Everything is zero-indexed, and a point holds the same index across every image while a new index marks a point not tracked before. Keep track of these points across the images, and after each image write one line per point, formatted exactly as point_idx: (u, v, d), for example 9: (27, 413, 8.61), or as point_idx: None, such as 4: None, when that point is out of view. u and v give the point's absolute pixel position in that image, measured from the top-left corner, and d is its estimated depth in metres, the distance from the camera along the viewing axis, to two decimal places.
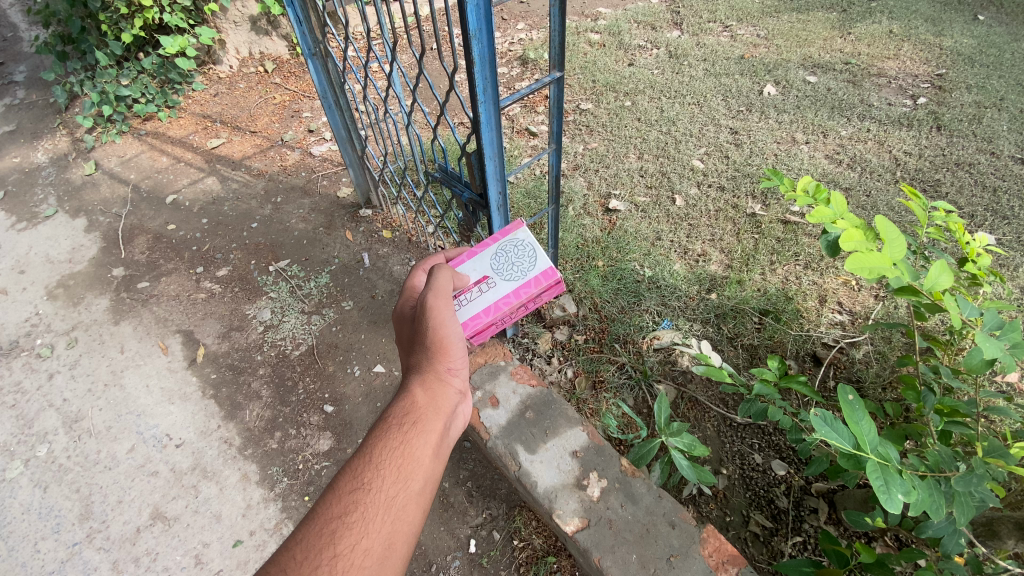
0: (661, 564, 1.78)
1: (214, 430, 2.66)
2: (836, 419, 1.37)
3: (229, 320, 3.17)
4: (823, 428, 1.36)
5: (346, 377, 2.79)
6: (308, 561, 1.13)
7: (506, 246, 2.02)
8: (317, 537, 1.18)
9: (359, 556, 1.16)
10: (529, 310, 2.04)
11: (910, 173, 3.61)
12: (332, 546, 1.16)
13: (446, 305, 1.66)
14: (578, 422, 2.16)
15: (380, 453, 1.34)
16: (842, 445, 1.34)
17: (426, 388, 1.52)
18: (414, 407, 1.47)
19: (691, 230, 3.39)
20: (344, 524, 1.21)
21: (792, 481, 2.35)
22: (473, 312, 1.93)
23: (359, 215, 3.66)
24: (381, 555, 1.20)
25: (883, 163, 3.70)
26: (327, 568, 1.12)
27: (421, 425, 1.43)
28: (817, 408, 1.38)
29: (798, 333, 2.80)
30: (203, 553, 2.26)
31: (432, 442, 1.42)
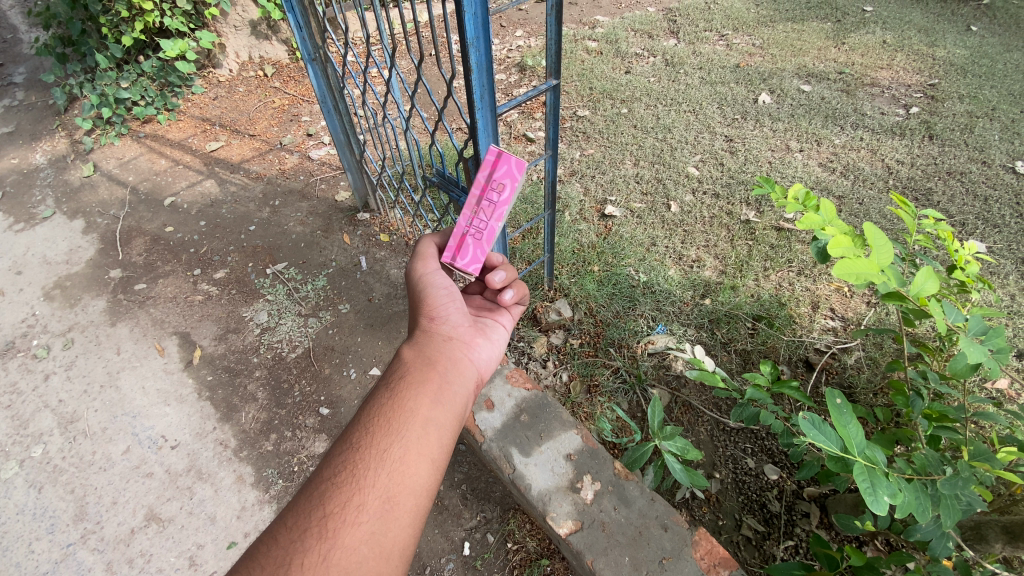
0: (653, 566, 1.80)
1: (210, 431, 2.67)
2: (823, 423, 1.40)
3: (226, 322, 3.18)
4: (811, 431, 1.40)
5: (342, 380, 2.80)
6: (299, 523, 1.17)
7: None
8: (309, 500, 1.21)
9: (352, 512, 1.18)
10: (502, 205, 1.73)
11: (902, 182, 3.66)
12: (323, 507, 1.19)
13: (422, 265, 1.81)
14: (573, 425, 2.18)
15: (366, 413, 1.37)
16: (829, 447, 1.37)
17: (412, 346, 1.57)
18: (402, 364, 1.50)
19: (685, 236, 3.43)
20: (333, 484, 1.22)
21: (784, 485, 2.37)
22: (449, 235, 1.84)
23: (357, 218, 3.69)
24: (375, 509, 1.20)
25: (876, 171, 3.76)
26: (318, 528, 1.15)
27: (407, 377, 1.45)
28: (805, 412, 1.42)
29: (790, 338, 2.83)
30: (197, 554, 2.26)
31: (421, 390, 1.41)
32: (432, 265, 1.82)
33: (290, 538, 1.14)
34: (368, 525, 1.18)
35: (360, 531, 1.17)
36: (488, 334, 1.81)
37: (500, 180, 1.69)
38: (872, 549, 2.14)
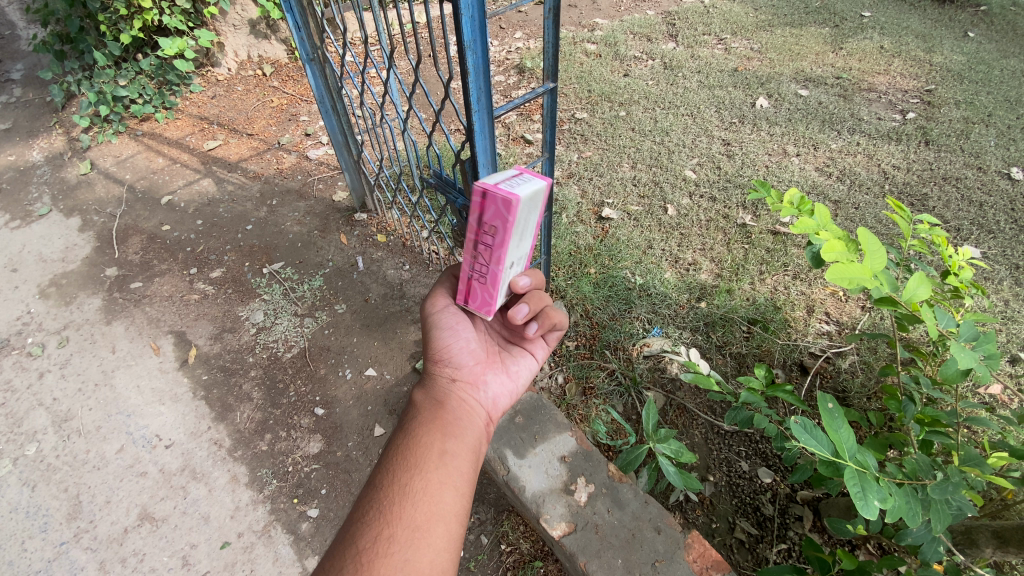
0: (645, 569, 1.80)
1: (205, 431, 2.66)
2: (815, 427, 1.40)
3: (222, 321, 3.17)
4: (803, 436, 1.40)
5: (337, 380, 2.80)
6: (333, 566, 1.17)
7: None
8: (339, 542, 1.22)
9: (383, 545, 1.19)
10: (495, 246, 1.47)
11: (898, 187, 3.69)
12: (354, 546, 1.20)
13: (433, 305, 1.82)
14: (567, 427, 2.19)
15: (384, 454, 1.41)
16: (820, 451, 1.37)
17: (422, 386, 1.63)
18: (414, 405, 1.57)
19: (682, 239, 3.44)
20: (362, 523, 1.24)
21: (777, 489, 2.38)
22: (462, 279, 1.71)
23: (355, 218, 3.69)
24: (405, 539, 1.21)
25: (872, 176, 3.78)
26: (352, 566, 1.15)
27: (421, 416, 1.51)
28: (797, 416, 1.41)
29: (785, 342, 2.85)
30: (191, 554, 2.26)
31: (433, 425, 1.47)
32: (442, 302, 1.82)
33: None
34: (401, 555, 1.18)
35: (394, 561, 1.17)
36: (506, 366, 1.82)
37: (490, 223, 1.42)
38: (864, 553, 2.15)
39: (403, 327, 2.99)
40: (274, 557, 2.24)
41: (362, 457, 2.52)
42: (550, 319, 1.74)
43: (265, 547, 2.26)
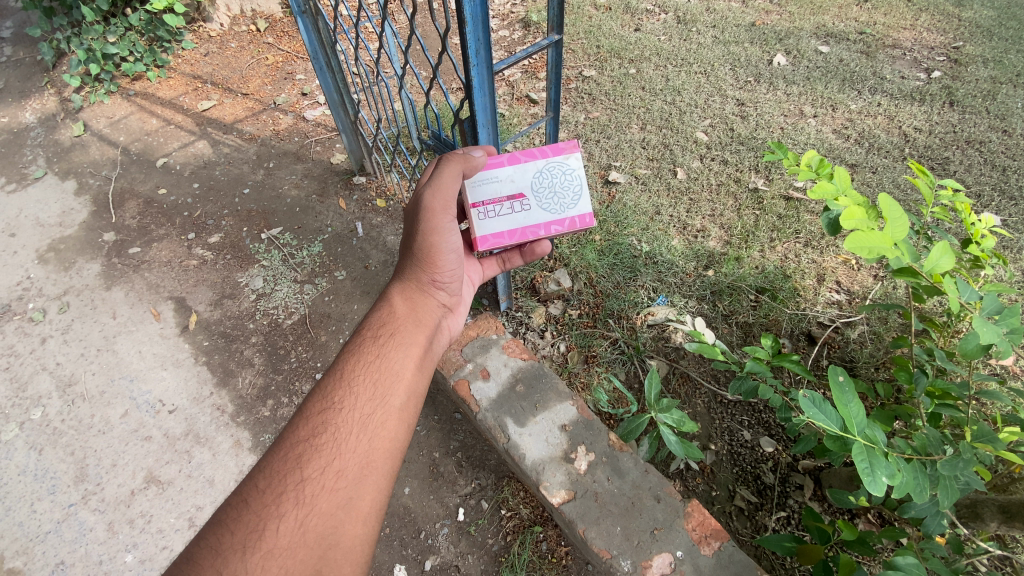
0: (644, 536, 1.80)
1: (207, 396, 2.67)
2: (825, 401, 1.36)
3: (222, 288, 3.14)
4: (811, 410, 1.35)
5: (338, 347, 2.78)
6: (277, 483, 1.30)
7: (553, 170, 1.91)
8: (287, 460, 1.34)
9: (331, 475, 1.33)
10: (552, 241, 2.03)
11: (919, 150, 3.52)
12: (302, 470, 1.32)
13: (439, 217, 1.75)
14: (568, 396, 2.16)
15: (351, 372, 1.53)
16: (829, 427, 1.34)
17: (403, 303, 1.75)
18: (390, 321, 1.69)
19: (691, 205, 3.33)
20: (313, 446, 1.37)
21: (779, 458, 2.38)
22: (497, 230, 1.90)
23: (353, 181, 3.59)
24: (352, 470, 1.36)
25: (892, 139, 3.60)
26: (295, 491, 1.29)
27: (396, 339, 1.64)
28: (805, 390, 1.37)
29: (794, 311, 2.78)
30: (196, 516, 2.28)
31: (404, 356, 1.61)
32: (444, 220, 1.76)
33: (268, 497, 1.27)
34: (347, 489, 1.33)
35: (339, 495, 1.32)
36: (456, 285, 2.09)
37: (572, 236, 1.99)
38: (863, 521, 2.15)
39: None
40: None
41: None
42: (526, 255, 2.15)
43: None
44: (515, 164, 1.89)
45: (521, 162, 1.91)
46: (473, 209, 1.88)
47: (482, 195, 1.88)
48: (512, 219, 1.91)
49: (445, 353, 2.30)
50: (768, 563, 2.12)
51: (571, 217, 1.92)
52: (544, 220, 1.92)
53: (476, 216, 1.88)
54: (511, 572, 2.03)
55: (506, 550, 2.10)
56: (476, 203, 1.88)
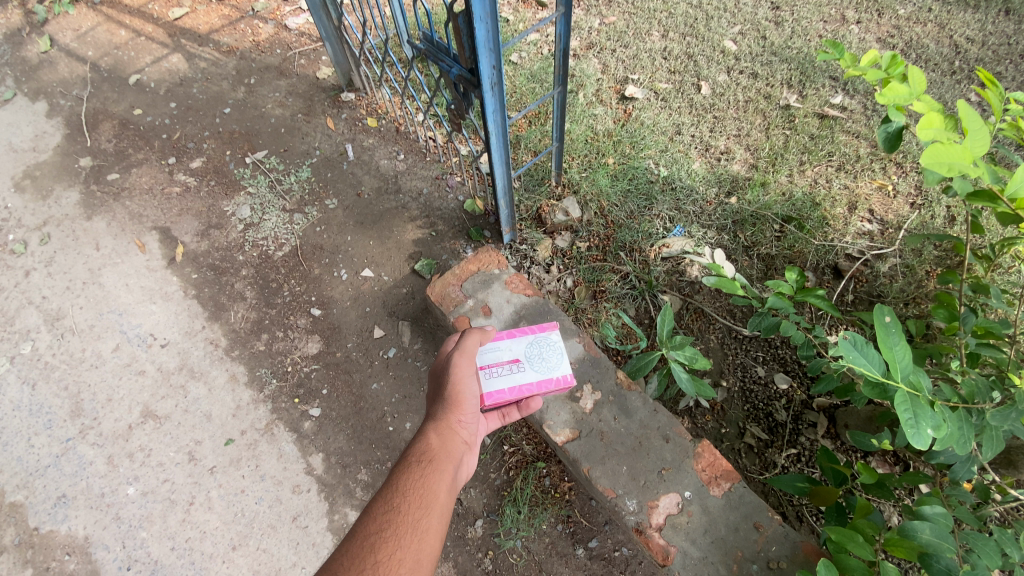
0: (651, 476, 1.73)
1: (200, 330, 2.57)
2: (867, 344, 1.19)
3: (207, 217, 2.95)
4: (850, 353, 1.19)
5: (332, 281, 2.60)
6: (354, 564, 1.08)
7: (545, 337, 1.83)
8: (355, 551, 1.11)
9: (395, 565, 1.10)
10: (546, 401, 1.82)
11: (970, 64, 3.09)
12: (373, 555, 1.11)
13: (469, 365, 1.61)
14: (575, 333, 2.03)
15: (403, 482, 1.29)
16: (869, 371, 1.18)
17: (437, 432, 1.47)
18: (428, 450, 1.40)
19: (715, 124, 3.00)
20: (380, 536, 1.15)
21: (793, 395, 2.28)
22: (498, 388, 1.68)
23: (341, 99, 3.26)
24: (415, 564, 1.13)
25: (942, 51, 3.15)
26: (371, 574, 1.06)
27: (438, 462, 1.37)
28: (847, 331, 1.20)
29: (821, 242, 2.57)
30: (196, 450, 2.25)
31: (449, 478, 1.36)
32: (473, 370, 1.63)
33: None
34: None
35: None
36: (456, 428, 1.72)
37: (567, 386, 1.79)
38: (878, 460, 2.09)
39: (400, 225, 2.71)
40: (278, 453, 2.21)
41: (363, 358, 2.38)
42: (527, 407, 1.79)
43: (267, 445, 2.23)
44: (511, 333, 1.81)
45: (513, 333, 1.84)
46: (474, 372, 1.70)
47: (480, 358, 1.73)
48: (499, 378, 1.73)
49: (445, 289, 2.16)
50: (776, 499, 2.09)
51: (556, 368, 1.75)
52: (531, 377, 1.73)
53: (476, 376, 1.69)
54: (513, 507, 2.00)
55: (508, 485, 2.06)
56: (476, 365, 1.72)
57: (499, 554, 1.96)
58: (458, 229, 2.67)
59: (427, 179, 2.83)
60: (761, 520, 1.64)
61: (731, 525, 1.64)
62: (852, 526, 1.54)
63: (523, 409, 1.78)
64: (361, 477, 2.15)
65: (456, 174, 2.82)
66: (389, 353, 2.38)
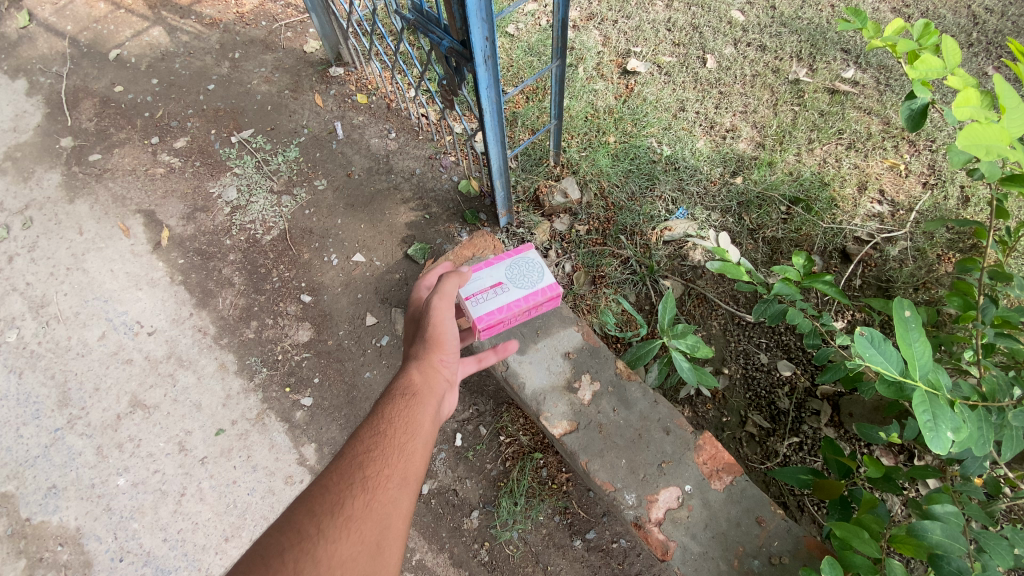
0: (651, 470, 1.68)
1: (187, 317, 2.49)
2: (885, 341, 1.11)
3: (193, 199, 2.85)
4: (867, 351, 1.12)
5: (323, 266, 2.51)
6: (341, 482, 1.11)
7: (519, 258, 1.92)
8: (344, 467, 1.15)
9: (383, 478, 1.14)
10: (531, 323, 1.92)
11: (988, 36, 2.94)
12: (362, 472, 1.14)
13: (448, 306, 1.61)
14: (573, 322, 1.96)
15: (388, 409, 1.31)
16: (886, 370, 1.11)
17: (420, 370, 1.46)
18: (411, 384, 1.41)
19: (721, 99, 2.87)
20: (368, 456, 1.17)
21: (796, 382, 2.23)
22: (487, 310, 1.80)
23: (329, 74, 3.11)
24: (402, 478, 1.16)
25: (959, 21, 2.99)
26: (360, 488, 1.10)
27: (422, 397, 1.38)
28: (863, 327, 1.12)
29: (829, 225, 2.47)
30: (186, 440, 2.21)
31: (432, 410, 1.37)
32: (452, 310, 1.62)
33: (333, 499, 1.07)
34: (397, 494, 1.13)
35: (391, 495, 1.12)
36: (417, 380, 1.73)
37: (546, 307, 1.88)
38: (881, 449, 2.04)
39: (392, 208, 2.60)
40: (270, 443, 2.16)
41: (355, 347, 2.31)
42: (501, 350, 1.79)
43: (259, 435, 2.18)
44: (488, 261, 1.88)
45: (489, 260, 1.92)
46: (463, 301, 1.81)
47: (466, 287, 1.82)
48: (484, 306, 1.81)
49: None
50: (777, 488, 2.05)
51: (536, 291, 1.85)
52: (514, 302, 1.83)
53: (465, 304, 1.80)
54: (510, 498, 1.96)
55: (505, 475, 2.02)
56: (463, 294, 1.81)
57: (496, 546, 1.93)
58: (453, 212, 2.57)
59: (420, 159, 2.71)
60: (763, 514, 1.60)
61: (732, 520, 1.60)
62: (858, 521, 1.50)
63: (500, 352, 1.78)
64: None
65: (449, 154, 2.71)
66: (382, 341, 2.30)
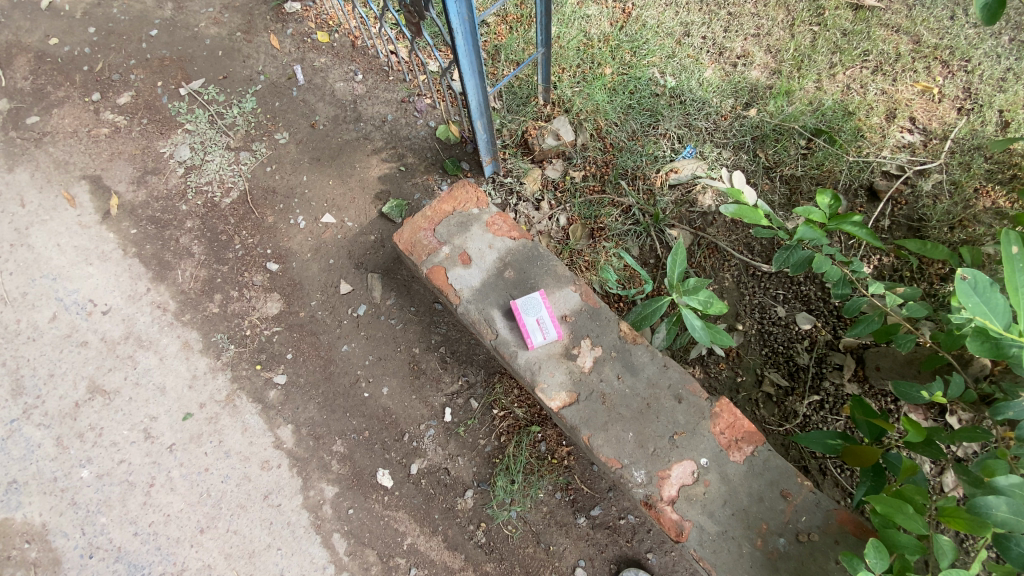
0: (662, 443, 1.50)
1: (144, 293, 2.26)
2: (992, 290, 1.13)
3: (143, 161, 2.55)
4: (971, 298, 1.14)
5: (289, 230, 2.24)
6: None
7: (501, 256, 1.77)
8: None
9: None
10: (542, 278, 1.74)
11: None
12: None
13: None
14: (569, 281, 1.72)
15: None
16: (989, 320, 1.12)
17: None
18: None
19: (730, 21, 2.51)
20: None
21: (817, 337, 2.02)
22: (548, 321, 1.64)
23: (285, 10, 2.73)
24: None
25: None
26: None
27: None
28: (967, 272, 1.15)
29: (856, 159, 2.19)
30: (152, 427, 2.03)
31: None
32: None
33: None
34: None
35: None
36: None
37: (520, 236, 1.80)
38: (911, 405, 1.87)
39: (362, 159, 2.31)
40: (243, 427, 1.97)
41: (330, 318, 2.07)
42: (556, 327, 1.64)
43: (229, 418, 1.99)
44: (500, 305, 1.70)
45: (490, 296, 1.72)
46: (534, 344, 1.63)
47: (525, 335, 1.63)
48: (525, 343, 1.64)
49: (415, 236, 1.80)
50: (797, 452, 1.89)
51: (544, 296, 1.66)
52: (544, 318, 1.64)
53: (541, 339, 1.62)
54: (506, 475, 1.80)
55: (501, 451, 1.84)
56: (530, 342, 1.63)
57: (493, 527, 1.78)
58: (431, 162, 2.28)
59: (391, 103, 2.39)
60: (789, 487, 1.43)
61: (755, 495, 1.42)
62: (897, 491, 1.35)
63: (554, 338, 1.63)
64: (336, 449, 1.91)
65: (425, 96, 2.39)
66: (358, 310, 2.06)
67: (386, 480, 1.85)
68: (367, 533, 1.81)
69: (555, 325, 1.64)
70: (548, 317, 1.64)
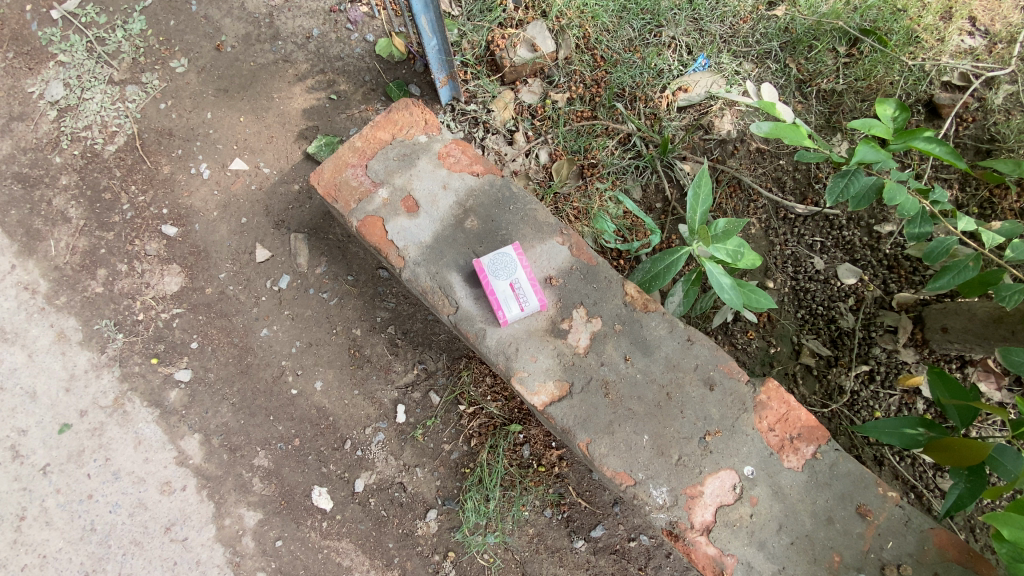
0: (690, 449, 1.12)
1: (7, 272, 1.65)
2: None
3: (5, 104, 1.76)
4: None
5: (191, 183, 1.72)
6: None
7: (460, 199, 1.29)
8: None
9: None
10: (518, 228, 1.27)
11: None
12: None
13: None
14: (554, 231, 1.26)
15: None
16: None
17: None
18: None
19: None
20: None
21: (864, 293, 1.59)
22: (526, 284, 1.18)
23: None
24: None
25: None
26: None
27: None
28: None
29: (915, 65, 1.71)
30: (21, 443, 1.54)
31: None
32: None
33: None
34: None
35: None
36: None
37: (484, 171, 1.32)
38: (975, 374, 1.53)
39: (283, 88, 1.78)
40: (135, 439, 1.52)
41: (245, 295, 1.60)
42: (537, 291, 1.18)
43: (120, 429, 1.53)
44: (463, 267, 1.24)
45: (447, 255, 1.25)
46: (510, 316, 1.17)
47: (496, 305, 1.17)
48: (496, 316, 1.19)
49: (340, 175, 1.30)
50: (847, 439, 1.52)
51: (519, 251, 1.19)
52: (519, 281, 1.17)
53: (519, 309, 1.17)
54: (479, 491, 1.42)
55: (471, 459, 1.46)
56: (505, 315, 1.17)
57: (464, 556, 1.43)
58: (370, 87, 1.78)
59: (316, 14, 1.82)
60: (867, 502, 1.09)
61: (821, 515, 1.08)
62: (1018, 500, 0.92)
63: (535, 306, 1.18)
64: (258, 463, 1.49)
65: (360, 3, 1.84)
66: (280, 283, 1.59)
67: (323, 502, 1.46)
68: (302, 570, 1.45)
69: (536, 288, 1.18)
70: (526, 278, 1.18)
